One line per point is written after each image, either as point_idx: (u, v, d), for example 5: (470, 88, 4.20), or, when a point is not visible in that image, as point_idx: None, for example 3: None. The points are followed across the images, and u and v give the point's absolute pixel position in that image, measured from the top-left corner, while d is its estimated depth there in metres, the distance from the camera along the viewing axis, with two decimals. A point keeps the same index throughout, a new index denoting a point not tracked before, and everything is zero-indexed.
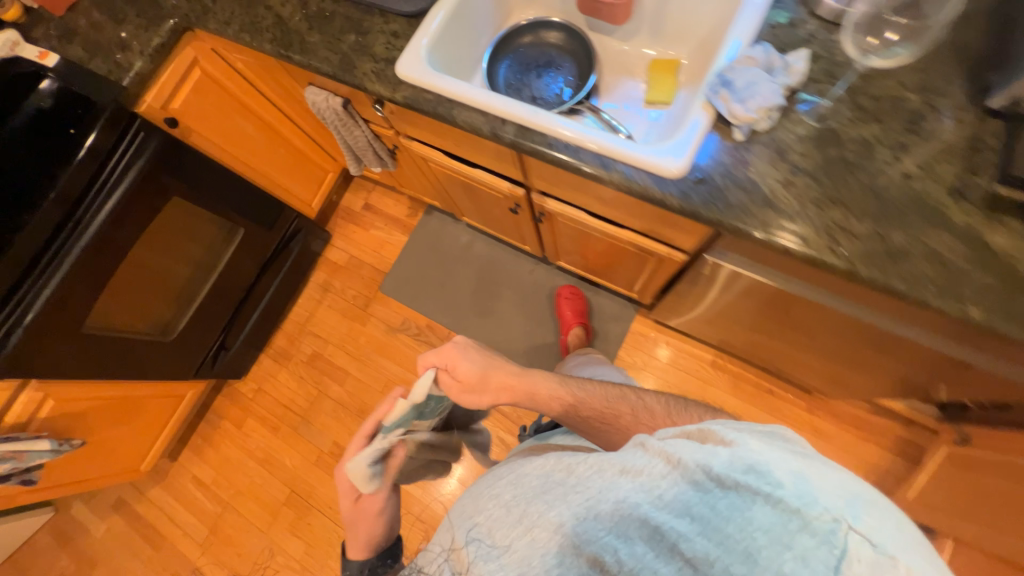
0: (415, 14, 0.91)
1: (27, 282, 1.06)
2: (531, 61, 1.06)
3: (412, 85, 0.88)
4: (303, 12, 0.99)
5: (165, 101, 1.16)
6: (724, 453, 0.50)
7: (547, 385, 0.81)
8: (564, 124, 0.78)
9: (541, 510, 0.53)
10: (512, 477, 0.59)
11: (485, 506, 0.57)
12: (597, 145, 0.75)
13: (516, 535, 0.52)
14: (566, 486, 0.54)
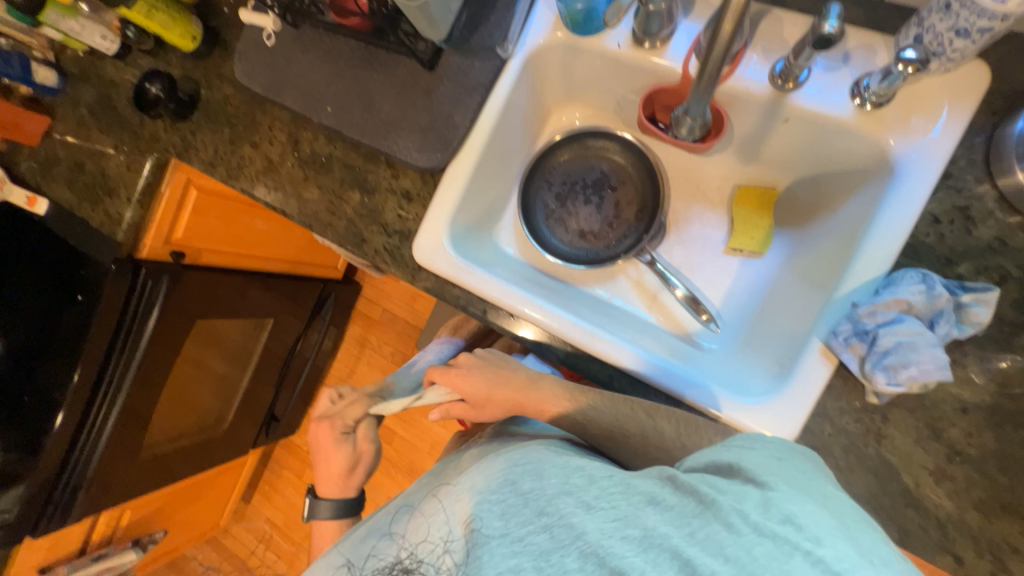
0: (432, 170, 0.72)
1: (74, 452, 1.02)
2: (577, 179, 0.83)
3: (438, 275, 0.72)
4: (296, 155, 0.81)
5: (167, 235, 1.04)
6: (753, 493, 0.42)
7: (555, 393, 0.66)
8: (627, 355, 0.63)
9: (555, 506, 0.45)
10: (523, 459, 0.52)
11: (493, 488, 0.50)
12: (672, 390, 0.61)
13: (522, 528, 0.45)
14: (579, 489, 0.46)
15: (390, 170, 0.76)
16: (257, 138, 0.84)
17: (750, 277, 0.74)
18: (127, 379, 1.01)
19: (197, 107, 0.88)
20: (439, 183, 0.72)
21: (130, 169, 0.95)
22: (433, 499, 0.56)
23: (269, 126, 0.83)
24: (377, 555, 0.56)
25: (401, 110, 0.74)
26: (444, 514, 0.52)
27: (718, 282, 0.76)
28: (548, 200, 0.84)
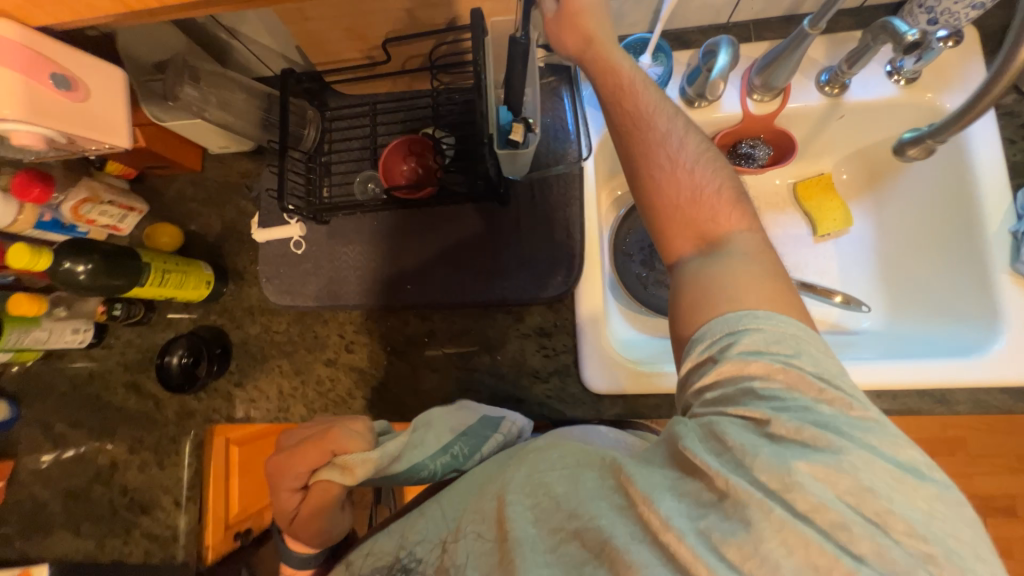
0: (562, 294, 0.67)
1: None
2: None
3: (624, 393, 0.64)
4: (389, 349, 0.70)
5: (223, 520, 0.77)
6: (778, 411, 0.38)
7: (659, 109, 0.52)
8: (863, 368, 0.60)
9: (586, 509, 0.41)
10: (564, 458, 0.46)
11: (525, 487, 0.45)
12: (927, 383, 0.59)
13: (553, 537, 0.42)
14: (616, 489, 0.42)
15: (511, 315, 0.68)
16: (330, 352, 0.72)
17: (853, 252, 0.79)
18: None
19: (234, 353, 0.74)
20: (577, 305, 0.66)
21: (162, 464, 0.74)
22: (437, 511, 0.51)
23: (339, 334, 0.72)
24: (374, 554, 0.51)
25: (495, 252, 0.69)
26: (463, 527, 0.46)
27: (829, 269, 0.79)
28: (639, 270, 0.83)
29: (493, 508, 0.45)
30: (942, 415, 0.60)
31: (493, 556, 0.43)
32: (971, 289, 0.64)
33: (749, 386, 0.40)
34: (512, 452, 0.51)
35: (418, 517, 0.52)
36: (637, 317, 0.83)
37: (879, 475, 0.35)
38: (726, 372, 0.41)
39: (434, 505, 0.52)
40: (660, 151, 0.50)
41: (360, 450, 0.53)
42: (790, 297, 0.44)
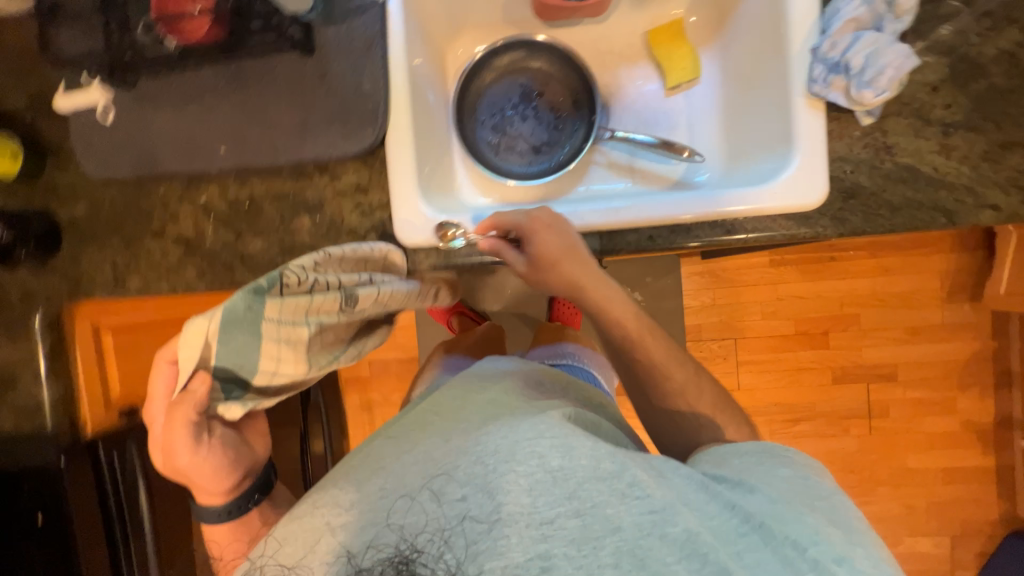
0: (372, 147, 0.65)
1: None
2: (503, 103, 0.82)
3: (433, 245, 0.66)
4: (212, 218, 0.70)
5: (105, 400, 0.86)
6: (814, 491, 0.51)
7: (622, 306, 0.66)
8: (652, 204, 0.62)
9: (587, 492, 0.46)
10: (552, 426, 0.50)
11: (516, 460, 0.48)
12: (710, 212, 0.60)
13: (551, 508, 0.46)
14: (615, 475, 0.47)
15: (328, 175, 0.67)
16: (156, 225, 0.71)
17: (697, 104, 0.77)
18: None
19: (63, 231, 0.73)
20: (387, 158, 0.66)
21: (17, 342, 0.76)
22: (413, 488, 0.49)
23: (164, 205, 0.71)
24: (374, 545, 0.47)
25: (303, 108, 0.66)
26: (442, 493, 0.48)
27: (675, 123, 0.78)
28: (486, 136, 0.82)
29: (480, 478, 0.48)
30: (734, 245, 0.62)
31: (482, 528, 0.46)
32: (778, 122, 0.63)
33: (790, 471, 0.53)
34: (489, 412, 0.55)
35: (389, 482, 0.51)
36: (485, 183, 0.82)
37: (880, 562, 0.46)
38: (773, 450, 0.56)
39: (419, 467, 0.51)
40: (643, 358, 0.66)
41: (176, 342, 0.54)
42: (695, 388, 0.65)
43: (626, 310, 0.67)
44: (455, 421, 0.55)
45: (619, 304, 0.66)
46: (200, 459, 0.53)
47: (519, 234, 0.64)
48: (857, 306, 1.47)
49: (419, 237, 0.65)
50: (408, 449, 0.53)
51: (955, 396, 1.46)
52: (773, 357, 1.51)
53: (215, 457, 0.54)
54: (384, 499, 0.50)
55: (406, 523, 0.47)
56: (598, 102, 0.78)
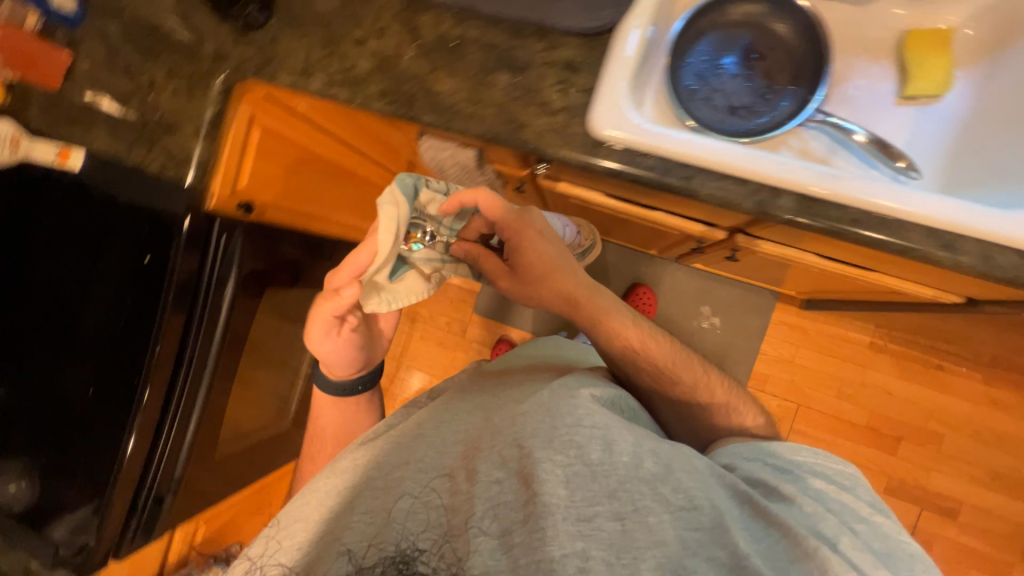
0: (602, 30, 0.63)
1: (154, 462, 0.87)
2: (719, 53, 0.78)
3: (625, 145, 0.62)
4: (416, 46, 0.70)
5: (234, 185, 0.89)
6: (829, 488, 0.69)
7: (618, 317, 0.84)
8: (881, 188, 0.56)
9: (624, 491, 0.58)
10: (592, 420, 0.63)
11: (553, 448, 0.59)
12: (943, 220, 0.54)
13: (591, 506, 0.56)
14: (654, 476, 0.59)
15: (545, 42, 0.66)
16: (361, 33, 0.72)
17: (930, 122, 0.71)
18: (204, 382, 0.89)
19: (276, 10, 0.76)
20: (613, 43, 0.63)
21: (193, 96, 0.80)
22: (453, 467, 0.62)
23: (377, 18, 0.72)
24: (376, 545, 0.57)
25: None
26: (482, 473, 0.59)
27: (898, 132, 0.71)
28: (688, 79, 0.78)
29: (520, 462, 0.59)
30: (942, 264, 0.56)
31: (518, 513, 0.56)
32: None
33: (808, 466, 0.72)
34: (511, 411, 0.66)
35: (428, 460, 0.64)
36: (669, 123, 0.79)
37: (886, 533, 0.65)
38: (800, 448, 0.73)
39: (445, 445, 0.66)
40: (648, 364, 0.82)
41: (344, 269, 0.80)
42: (691, 371, 0.84)
43: (623, 325, 0.84)
44: (487, 410, 0.68)
45: (618, 318, 0.84)
46: (329, 343, 0.89)
47: (721, 165, 0.59)
48: (944, 425, 1.35)
49: (617, 132, 0.61)
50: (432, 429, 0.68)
51: (1013, 564, 1.31)
52: (832, 440, 1.40)
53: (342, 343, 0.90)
54: (415, 469, 0.63)
55: (434, 497, 0.60)
56: (820, 84, 0.74)
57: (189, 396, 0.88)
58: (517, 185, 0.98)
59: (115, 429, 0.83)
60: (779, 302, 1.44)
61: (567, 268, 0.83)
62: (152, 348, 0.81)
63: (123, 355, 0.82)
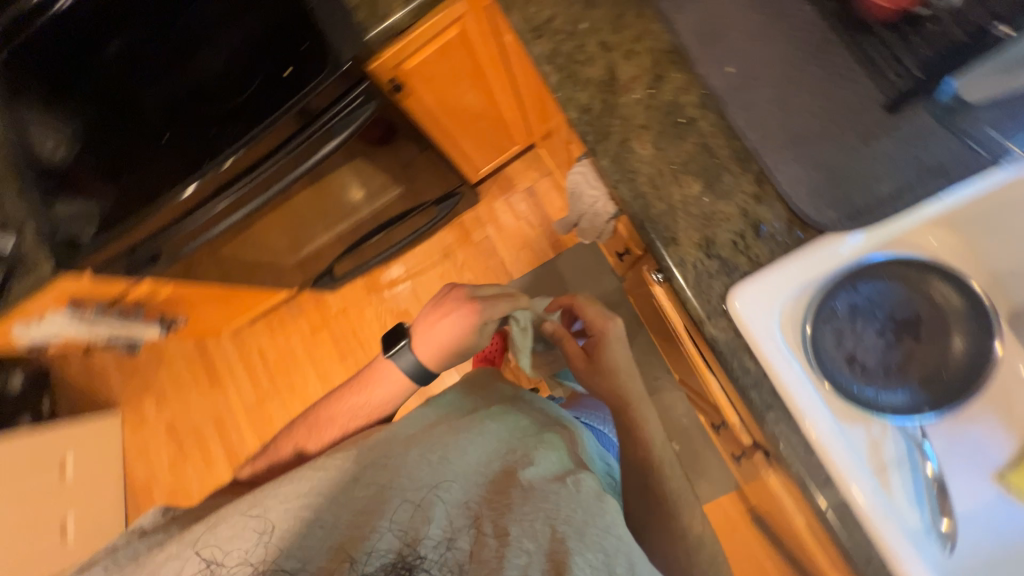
0: (812, 222, 0.58)
1: (174, 228, 0.90)
2: (887, 305, 0.72)
3: (741, 332, 0.59)
4: (648, 92, 0.64)
5: (402, 60, 0.86)
6: None
7: (655, 429, 0.73)
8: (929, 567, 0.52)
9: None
10: (622, 533, 0.52)
11: (585, 542, 0.48)
12: None
13: None
14: None
15: (757, 188, 0.60)
16: (610, 37, 0.66)
17: (999, 518, 0.65)
18: (257, 199, 0.90)
19: None
20: (815, 243, 0.57)
21: None
22: (473, 507, 0.53)
23: (634, 37, 0.66)
24: (377, 550, 0.48)
25: (817, 132, 0.59)
26: (510, 537, 0.48)
27: (965, 499, 0.67)
28: (840, 300, 0.71)
29: (550, 541, 0.48)
30: None
31: None
32: None
33: None
34: (534, 475, 0.56)
35: (448, 490, 0.54)
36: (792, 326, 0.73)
37: None
38: None
39: (455, 480, 0.56)
40: (663, 491, 0.67)
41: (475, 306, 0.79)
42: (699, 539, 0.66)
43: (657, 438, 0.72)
44: (503, 460, 0.59)
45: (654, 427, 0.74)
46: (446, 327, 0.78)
47: (800, 422, 0.57)
48: None
49: (744, 320, 0.58)
50: (455, 453, 0.58)
51: None
52: None
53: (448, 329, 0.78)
54: (431, 491, 0.54)
55: (458, 537, 0.50)
56: (939, 408, 0.67)
57: (235, 201, 0.89)
58: (621, 249, 0.95)
59: (165, 181, 0.86)
60: (734, 493, 1.44)
61: (627, 372, 0.76)
62: (235, 150, 0.81)
63: (211, 130, 0.83)
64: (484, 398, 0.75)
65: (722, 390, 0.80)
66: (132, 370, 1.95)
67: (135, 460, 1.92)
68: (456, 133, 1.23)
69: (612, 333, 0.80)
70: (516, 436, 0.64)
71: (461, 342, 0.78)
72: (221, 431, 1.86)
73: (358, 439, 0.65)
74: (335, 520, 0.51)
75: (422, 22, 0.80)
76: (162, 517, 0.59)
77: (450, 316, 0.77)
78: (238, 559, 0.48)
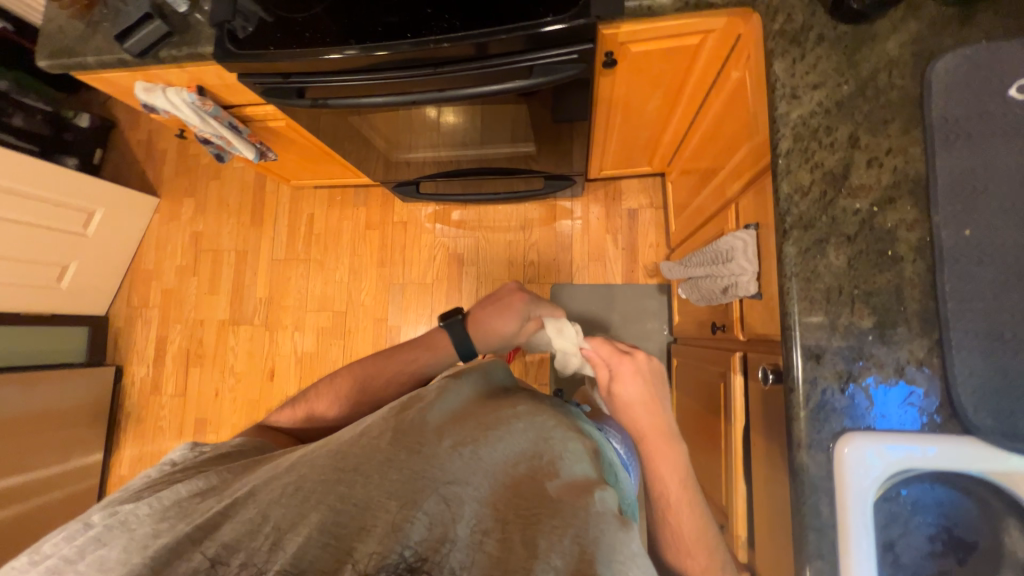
0: (962, 418, 0.55)
1: (333, 78, 0.87)
2: (949, 517, 0.70)
3: (833, 477, 0.57)
4: (870, 208, 0.61)
5: (629, 41, 0.82)
6: None
7: (673, 470, 0.72)
8: None
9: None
10: (647, 568, 0.42)
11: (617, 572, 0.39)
12: None
13: None
14: None
15: (924, 356, 0.57)
16: (862, 136, 0.62)
17: None
18: (428, 95, 0.88)
19: (856, 26, 0.64)
20: (947, 433, 0.56)
21: None
22: (495, 505, 0.46)
23: (887, 148, 0.62)
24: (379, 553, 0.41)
25: (1017, 337, 0.55)
26: (538, 552, 0.40)
27: None
28: (910, 489, 0.69)
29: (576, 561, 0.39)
30: None
31: None
32: None
33: None
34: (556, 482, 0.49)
35: (474, 488, 0.47)
36: None
37: None
38: None
39: (474, 479, 0.48)
40: (676, 526, 0.69)
41: (521, 306, 0.82)
42: None
43: (675, 479, 0.71)
44: (528, 458, 0.53)
45: (671, 469, 0.72)
46: (498, 318, 0.81)
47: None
48: None
49: (838, 462, 0.57)
50: (484, 448, 0.52)
51: None
52: None
53: (497, 320, 0.81)
54: (459, 487, 0.47)
55: (487, 539, 0.42)
56: None
57: (401, 85, 0.86)
58: (719, 323, 0.93)
59: (353, 32, 0.81)
60: None
61: (644, 403, 0.76)
62: (434, 40, 0.76)
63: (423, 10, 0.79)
64: (517, 397, 0.70)
65: (749, 501, 0.79)
66: (189, 168, 1.94)
67: (150, 249, 1.93)
68: (613, 128, 1.19)
69: (632, 364, 0.79)
70: (555, 436, 0.59)
71: (509, 327, 0.82)
72: (239, 267, 1.87)
73: (383, 414, 0.56)
74: (370, 501, 0.45)
75: (675, 17, 0.76)
76: (190, 453, 0.56)
77: (503, 302, 0.82)
78: (245, 561, 0.40)
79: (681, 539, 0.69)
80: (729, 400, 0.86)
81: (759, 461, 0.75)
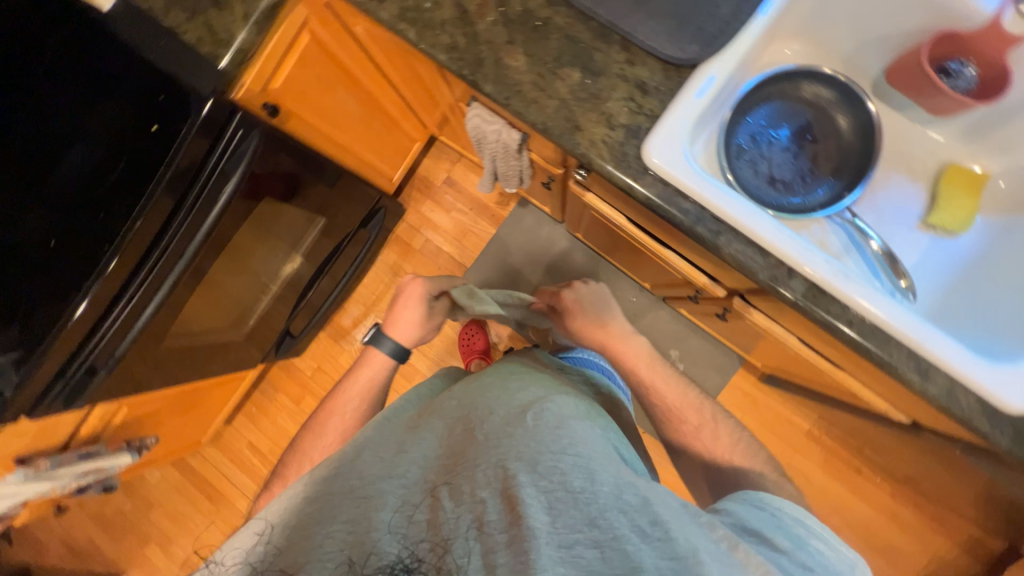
0: (683, 62, 0.64)
1: (98, 334, 0.83)
2: (779, 122, 0.78)
3: (670, 183, 0.63)
4: (499, 12, 0.68)
5: (265, 82, 0.87)
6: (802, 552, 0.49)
7: (636, 355, 0.82)
8: (897, 312, 0.59)
9: (608, 520, 0.43)
10: (559, 444, 0.49)
11: (537, 471, 0.46)
12: (946, 355, 0.58)
13: (569, 534, 0.42)
14: (637, 508, 0.44)
15: (625, 54, 0.66)
16: None
17: (939, 254, 0.74)
18: (177, 269, 0.84)
19: None
20: (688, 76, 0.64)
21: None
22: (432, 480, 0.49)
23: None
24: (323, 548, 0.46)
25: None
26: (464, 493, 0.46)
27: (908, 252, 0.75)
28: (741, 135, 0.77)
29: (501, 481, 0.46)
30: (910, 385, 0.61)
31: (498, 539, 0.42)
32: None
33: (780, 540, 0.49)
34: (487, 425, 0.53)
35: (403, 477, 0.51)
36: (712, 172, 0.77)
37: None
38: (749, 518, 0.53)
39: (423, 458, 0.52)
40: (659, 400, 0.77)
41: (417, 292, 1.00)
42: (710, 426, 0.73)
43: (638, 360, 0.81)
44: (465, 418, 0.56)
45: (636, 360, 0.81)
46: (407, 314, 0.99)
47: (748, 230, 0.61)
48: (846, 523, 1.43)
49: (663, 171, 0.62)
50: (411, 447, 0.54)
51: None
52: None
53: (407, 317, 0.98)
54: (386, 483, 0.50)
55: (415, 511, 0.47)
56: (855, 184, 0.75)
57: (151, 285, 0.83)
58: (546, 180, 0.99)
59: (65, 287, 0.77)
60: (743, 369, 1.50)
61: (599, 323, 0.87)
62: (127, 225, 0.76)
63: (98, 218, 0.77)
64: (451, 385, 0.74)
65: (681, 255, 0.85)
66: (121, 527, 1.77)
67: None
68: (354, 146, 1.23)
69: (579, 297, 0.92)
70: (487, 387, 0.62)
71: (417, 313, 0.99)
72: None
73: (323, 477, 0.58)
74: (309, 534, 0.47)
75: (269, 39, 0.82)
76: None
77: (404, 298, 1.01)
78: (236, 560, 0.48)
79: (666, 409, 0.76)
80: (604, 216, 0.91)
81: (651, 225, 0.81)
